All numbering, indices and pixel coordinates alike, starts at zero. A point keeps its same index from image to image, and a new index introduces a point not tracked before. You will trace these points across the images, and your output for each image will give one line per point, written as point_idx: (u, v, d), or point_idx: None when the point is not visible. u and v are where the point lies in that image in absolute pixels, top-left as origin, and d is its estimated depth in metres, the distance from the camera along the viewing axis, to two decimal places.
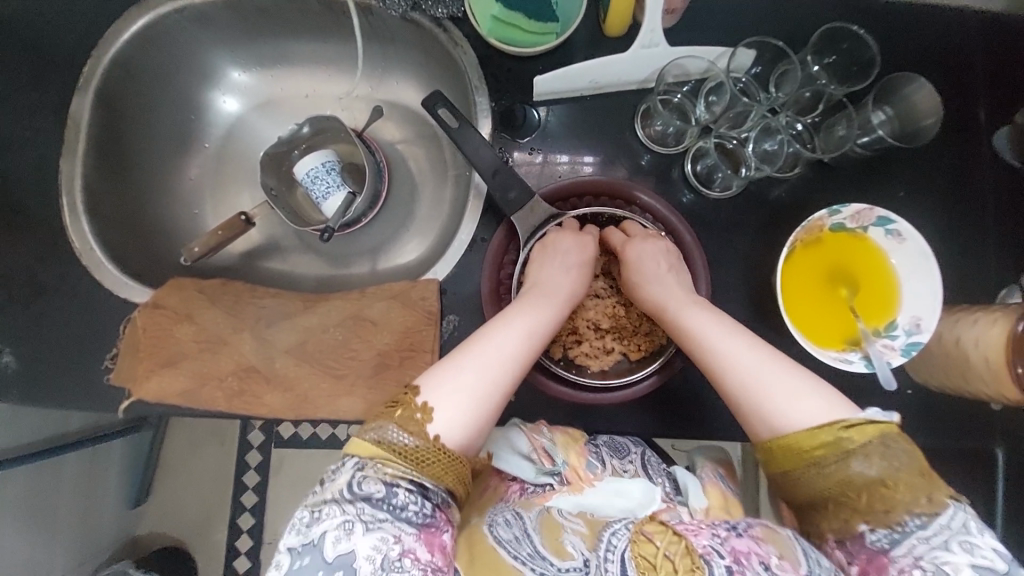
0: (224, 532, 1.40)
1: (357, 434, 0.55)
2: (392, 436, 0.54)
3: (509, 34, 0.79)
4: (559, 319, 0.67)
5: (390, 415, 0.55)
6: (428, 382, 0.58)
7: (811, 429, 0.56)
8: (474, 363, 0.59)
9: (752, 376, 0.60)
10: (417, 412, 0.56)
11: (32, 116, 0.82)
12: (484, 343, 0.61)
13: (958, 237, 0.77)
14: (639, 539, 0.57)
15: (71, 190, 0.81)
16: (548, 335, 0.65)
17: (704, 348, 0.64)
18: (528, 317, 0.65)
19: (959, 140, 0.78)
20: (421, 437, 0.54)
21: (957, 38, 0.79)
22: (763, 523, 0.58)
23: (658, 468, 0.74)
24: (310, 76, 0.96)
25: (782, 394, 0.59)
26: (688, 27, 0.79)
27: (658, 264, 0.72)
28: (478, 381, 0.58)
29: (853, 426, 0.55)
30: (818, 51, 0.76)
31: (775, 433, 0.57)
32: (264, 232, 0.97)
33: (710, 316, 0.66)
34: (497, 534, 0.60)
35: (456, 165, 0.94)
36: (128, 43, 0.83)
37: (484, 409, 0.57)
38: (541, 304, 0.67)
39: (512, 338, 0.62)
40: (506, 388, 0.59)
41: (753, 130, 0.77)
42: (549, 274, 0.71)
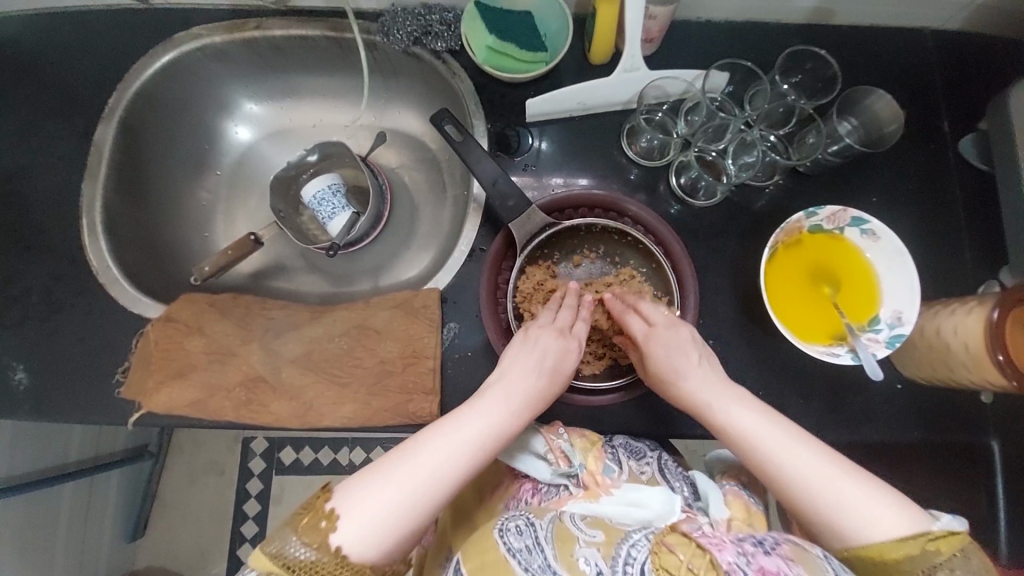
0: (223, 562, 1.37)
1: (258, 547, 0.55)
2: (291, 550, 0.55)
3: (502, 62, 0.86)
4: (511, 430, 0.63)
5: (294, 524, 0.56)
6: (345, 490, 0.58)
7: (893, 541, 0.55)
8: (396, 479, 0.58)
9: (807, 488, 0.59)
10: (323, 520, 0.56)
11: (60, 146, 0.88)
12: (418, 455, 0.59)
13: (933, 238, 0.82)
14: (660, 551, 0.56)
15: (91, 211, 0.85)
16: (493, 447, 0.62)
17: (751, 450, 0.62)
18: (470, 426, 0.62)
19: (925, 148, 0.84)
20: (322, 550, 0.55)
21: (913, 58, 0.86)
22: (792, 541, 0.57)
23: (676, 472, 0.75)
24: (317, 106, 1.03)
25: (825, 504, 0.58)
26: (666, 54, 0.86)
27: (688, 356, 0.68)
28: (404, 498, 0.57)
29: (938, 539, 0.55)
30: (785, 71, 0.83)
31: (847, 545, 0.57)
32: (273, 254, 1.01)
33: (741, 410, 0.64)
34: (508, 543, 0.60)
35: (455, 185, 1.00)
36: (151, 78, 0.90)
37: (400, 527, 0.57)
38: (488, 415, 0.63)
39: (444, 454, 0.60)
40: (429, 507, 0.58)
41: (731, 143, 0.83)
42: (513, 375, 0.66)
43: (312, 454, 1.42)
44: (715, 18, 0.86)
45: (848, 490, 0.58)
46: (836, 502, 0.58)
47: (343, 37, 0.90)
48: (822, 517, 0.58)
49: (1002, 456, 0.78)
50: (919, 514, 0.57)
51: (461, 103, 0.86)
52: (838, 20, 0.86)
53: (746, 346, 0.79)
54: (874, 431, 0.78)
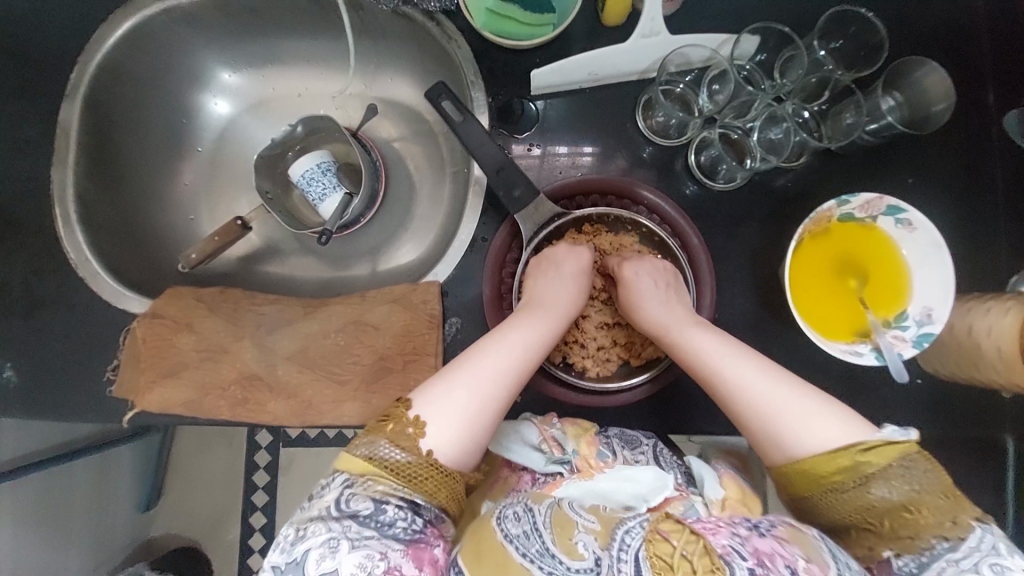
0: (236, 534, 1.40)
1: (348, 450, 0.56)
2: (383, 451, 0.56)
3: (502, 25, 0.76)
4: (559, 332, 0.67)
5: (382, 430, 0.57)
6: (420, 398, 0.59)
7: (830, 453, 0.55)
8: (464, 380, 0.59)
9: (758, 397, 0.59)
10: (410, 427, 0.56)
11: (22, 128, 0.80)
12: (479, 361, 0.61)
13: (968, 223, 0.76)
14: (654, 538, 0.53)
15: (64, 200, 0.79)
16: (546, 345, 0.65)
17: (705, 364, 0.63)
18: (523, 331, 0.65)
19: (970, 122, 0.76)
20: (413, 453, 0.56)
21: (967, 15, 0.76)
22: (786, 522, 0.56)
23: (671, 460, 0.71)
24: (302, 75, 0.94)
25: (761, 410, 0.58)
26: (688, 14, 0.76)
27: (655, 289, 0.70)
28: (474, 396, 0.59)
29: (870, 449, 0.54)
30: (824, 35, 0.74)
31: (791, 458, 0.57)
32: (262, 236, 0.96)
33: (694, 331, 0.66)
34: (505, 530, 0.56)
35: (454, 161, 0.92)
36: (113, 48, 0.81)
37: (477, 425, 0.58)
38: (537, 321, 0.66)
39: (505, 355, 0.62)
40: (499, 404, 0.59)
41: (758, 119, 0.75)
42: (555, 289, 0.71)
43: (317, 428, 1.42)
44: None
45: (796, 406, 0.58)
46: (774, 410, 0.58)
47: None
48: (760, 426, 0.58)
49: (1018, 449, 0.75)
50: (861, 426, 0.56)
51: (458, 74, 0.78)
52: None
53: (761, 341, 0.76)
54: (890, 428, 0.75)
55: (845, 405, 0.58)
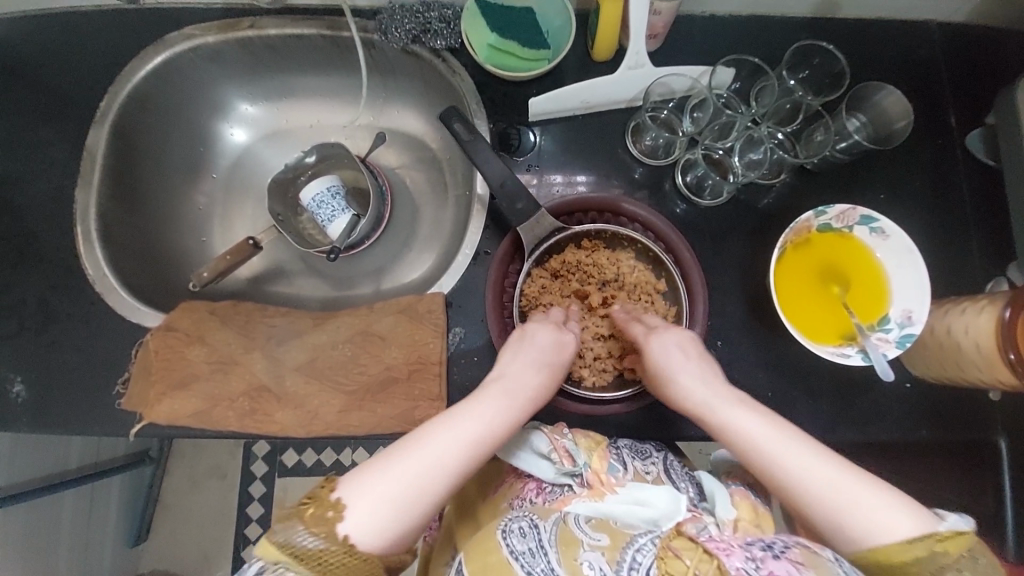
0: (227, 568, 1.36)
1: (265, 536, 0.52)
2: (298, 539, 0.52)
3: (503, 59, 0.84)
4: (514, 422, 0.63)
5: (301, 514, 0.53)
6: (350, 480, 0.55)
7: (902, 544, 0.52)
8: (401, 470, 0.56)
9: (814, 489, 0.56)
10: (330, 511, 0.53)
11: (53, 153, 0.86)
12: (423, 447, 0.57)
13: (941, 235, 0.81)
14: (666, 555, 0.57)
15: (85, 219, 0.84)
16: (498, 436, 0.60)
17: (753, 448, 0.59)
18: (474, 417, 0.60)
19: (935, 143, 0.83)
20: (329, 540, 0.52)
21: (922, 50, 0.85)
22: (801, 543, 0.56)
23: (681, 473, 0.73)
24: (315, 107, 1.01)
25: (823, 502, 0.55)
26: (671, 49, 0.84)
27: (686, 361, 0.68)
28: (410, 488, 0.55)
29: (947, 539, 0.52)
30: (792, 66, 0.82)
31: (855, 547, 0.54)
32: (271, 258, 0.99)
33: (737, 411, 0.62)
34: (511, 546, 0.58)
35: (456, 185, 0.98)
36: (142, 80, 0.88)
37: (407, 518, 0.55)
38: (493, 407, 0.62)
39: (450, 446, 0.58)
40: (436, 498, 0.56)
41: (738, 141, 0.81)
42: (513, 369, 0.67)
43: (314, 457, 1.39)
44: (719, 13, 0.84)
45: (858, 497, 0.55)
46: (832, 501, 0.55)
47: (340, 35, 0.87)
48: (820, 517, 0.56)
49: (1010, 453, 0.77)
50: (927, 514, 0.54)
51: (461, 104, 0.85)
52: (844, 14, 0.84)
53: (754, 348, 0.79)
54: (883, 431, 0.77)
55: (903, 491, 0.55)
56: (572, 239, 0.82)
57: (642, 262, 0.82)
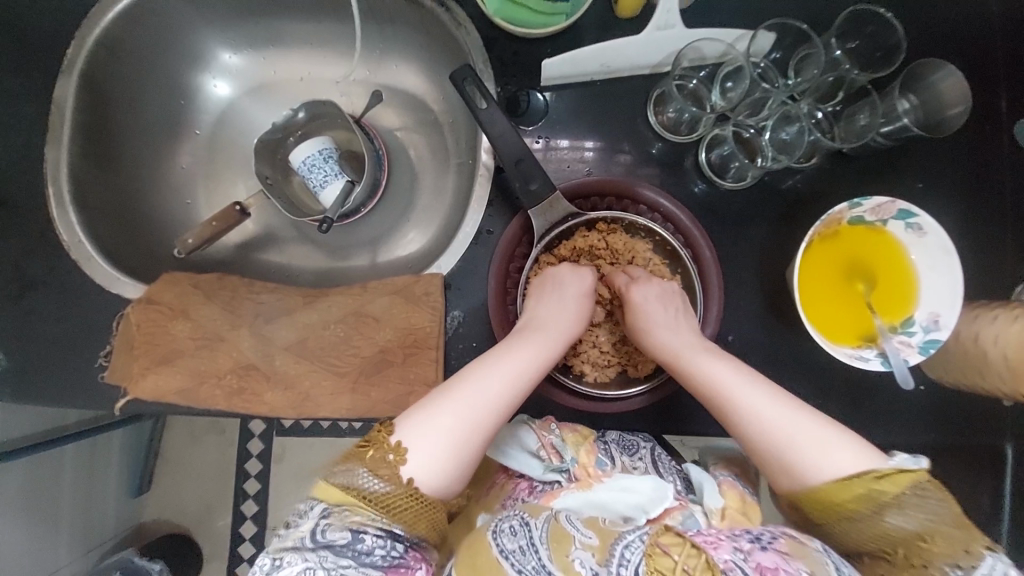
0: (226, 523, 1.38)
1: (325, 479, 0.54)
2: (362, 481, 0.53)
3: (516, 13, 0.74)
4: (551, 358, 0.66)
5: (361, 457, 0.55)
6: (404, 423, 0.57)
7: (843, 481, 0.54)
8: (452, 405, 0.58)
9: (768, 425, 0.59)
10: (390, 453, 0.55)
11: (16, 105, 0.78)
12: (468, 387, 0.60)
13: (976, 230, 0.75)
14: (654, 553, 0.53)
15: (57, 181, 0.77)
16: (536, 372, 0.64)
17: (714, 387, 0.63)
18: (513, 357, 0.63)
19: (985, 128, 0.75)
20: (393, 482, 0.54)
21: (987, 20, 0.75)
22: (788, 534, 0.56)
23: (669, 466, 0.71)
24: (305, 58, 0.92)
25: (772, 438, 0.58)
26: (704, 8, 0.75)
27: (660, 308, 0.70)
28: (461, 425, 0.57)
29: (885, 476, 0.53)
30: (841, 35, 0.73)
31: (801, 484, 0.56)
32: (260, 224, 0.94)
33: (703, 355, 0.65)
34: (501, 545, 0.56)
35: (459, 152, 0.91)
36: (112, 23, 0.79)
37: (463, 454, 0.57)
38: (534, 345, 0.65)
39: (498, 380, 0.61)
40: (486, 432, 0.58)
41: (771, 118, 0.74)
42: (544, 313, 0.69)
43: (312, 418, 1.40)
44: None
45: (808, 433, 0.57)
46: (783, 437, 0.58)
47: None
48: (769, 453, 0.58)
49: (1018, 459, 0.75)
50: (872, 453, 0.56)
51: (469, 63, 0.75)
52: None
53: (766, 344, 0.75)
54: (892, 433, 0.75)
55: (853, 430, 0.57)
56: (583, 224, 0.75)
57: (658, 255, 0.77)
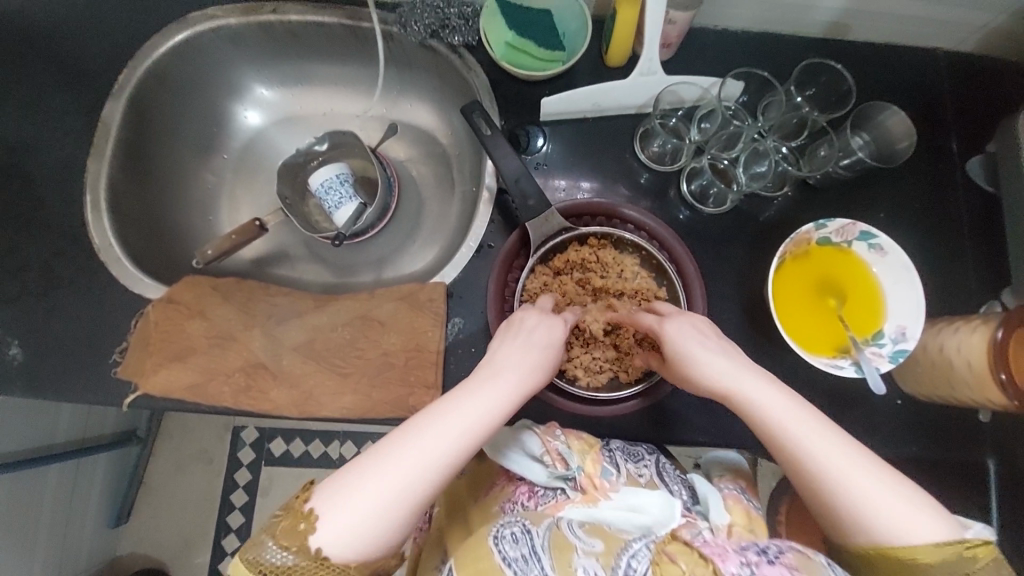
0: (205, 558, 1.34)
1: (236, 554, 0.53)
2: (268, 555, 0.52)
3: (520, 59, 0.86)
4: (494, 419, 0.59)
5: (270, 530, 0.53)
6: (328, 485, 0.54)
7: (924, 543, 0.52)
8: (376, 470, 0.54)
9: (847, 482, 0.55)
10: (302, 522, 0.53)
11: (69, 122, 0.87)
12: (397, 447, 0.55)
13: (937, 256, 0.82)
14: (661, 560, 0.53)
15: (95, 189, 0.84)
16: (475, 433, 0.58)
17: (790, 436, 0.57)
18: (451, 415, 0.58)
19: (937, 167, 0.84)
20: (301, 553, 0.52)
21: (929, 76, 0.87)
22: (795, 548, 0.56)
23: (674, 476, 0.72)
24: (329, 95, 1.03)
25: (852, 496, 0.54)
26: (683, 59, 0.86)
27: (712, 346, 0.65)
28: (385, 490, 0.53)
29: (975, 547, 0.52)
30: (800, 83, 0.84)
31: (875, 543, 0.54)
32: (276, 241, 1.00)
33: (776, 401, 0.59)
34: (504, 553, 0.57)
35: (463, 181, 0.99)
36: (163, 56, 0.89)
37: (383, 522, 0.53)
38: (474, 403, 0.59)
39: (427, 443, 0.56)
40: (412, 498, 0.54)
41: (743, 152, 0.83)
42: (494, 366, 0.63)
43: (302, 448, 1.38)
44: (732, 27, 0.87)
45: (888, 495, 0.54)
46: (863, 497, 0.54)
47: (360, 26, 0.89)
48: (845, 509, 0.55)
49: (996, 475, 0.78)
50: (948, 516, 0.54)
51: (478, 99, 0.86)
52: (853, 36, 0.87)
53: (750, 357, 0.79)
54: (874, 446, 0.78)
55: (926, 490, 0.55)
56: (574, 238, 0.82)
57: (645, 269, 0.83)
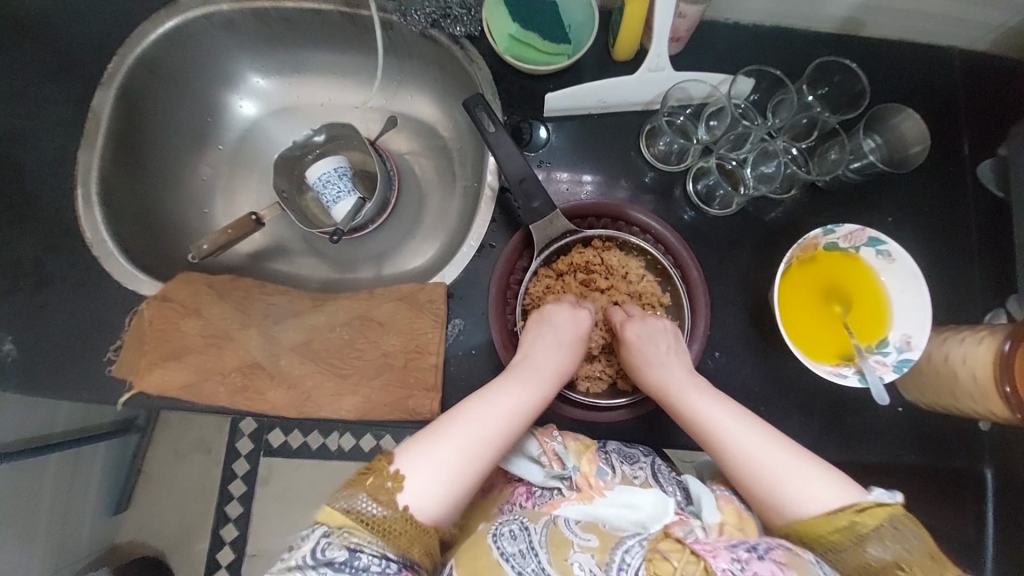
0: (203, 547, 1.34)
1: (328, 503, 0.54)
2: (361, 505, 0.54)
3: (525, 52, 0.83)
4: (550, 393, 0.67)
5: (361, 483, 0.55)
6: (405, 452, 0.58)
7: (828, 514, 0.56)
8: (454, 436, 0.59)
9: (754, 460, 0.61)
10: (389, 481, 0.55)
11: (57, 111, 0.84)
12: (469, 417, 0.61)
13: (944, 261, 0.81)
14: (655, 557, 0.55)
15: (87, 182, 0.82)
16: (536, 405, 0.65)
17: (703, 423, 0.65)
18: (514, 390, 0.64)
19: (948, 169, 0.83)
20: (390, 507, 0.54)
21: (943, 75, 0.84)
22: (783, 545, 0.56)
23: (669, 477, 0.70)
24: (327, 85, 1.00)
25: (758, 471, 0.60)
26: (693, 54, 0.84)
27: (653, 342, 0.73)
28: (463, 454, 0.58)
29: (865, 509, 0.55)
30: (812, 81, 0.82)
31: (789, 518, 0.58)
32: (272, 235, 0.98)
33: (691, 391, 0.67)
34: (502, 548, 0.57)
35: (465, 176, 0.97)
36: (154, 43, 0.86)
37: (462, 483, 0.57)
38: (533, 379, 0.67)
39: (498, 412, 0.62)
40: (486, 462, 0.59)
41: (752, 153, 0.82)
42: (541, 350, 0.71)
43: (301, 438, 1.38)
44: (743, 21, 0.84)
45: (792, 469, 0.59)
46: (769, 472, 0.60)
47: (358, 14, 0.86)
48: (756, 487, 0.60)
49: (994, 481, 0.78)
50: (852, 488, 0.58)
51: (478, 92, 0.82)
52: (868, 32, 0.84)
53: (752, 361, 0.79)
54: (873, 452, 0.78)
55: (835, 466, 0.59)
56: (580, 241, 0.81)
57: (649, 272, 0.82)
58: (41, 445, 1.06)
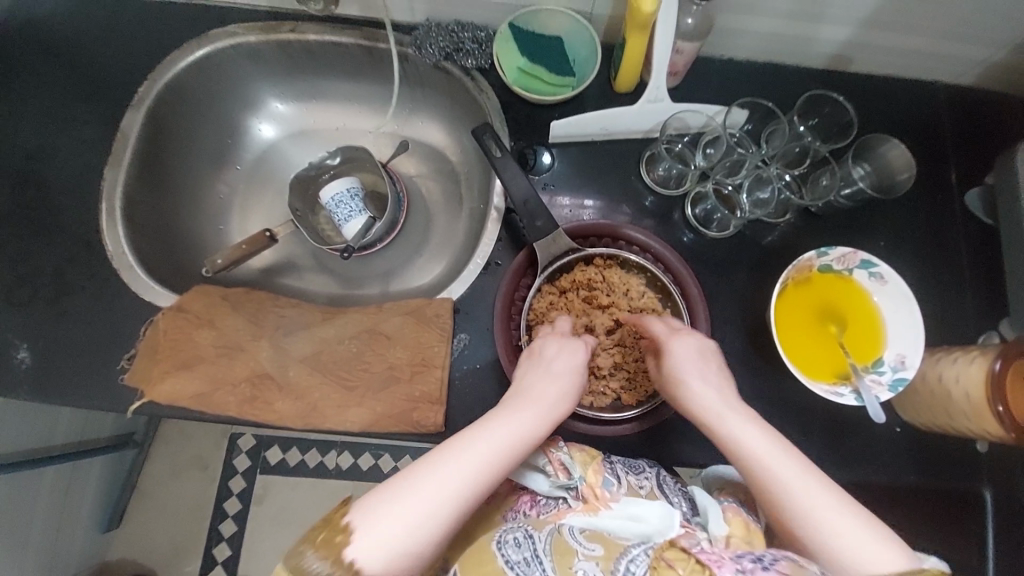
0: (195, 568, 1.32)
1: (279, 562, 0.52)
2: (308, 565, 0.51)
3: (532, 83, 0.89)
4: (534, 437, 0.61)
5: (311, 539, 0.52)
6: (366, 501, 0.54)
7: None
8: (418, 483, 0.54)
9: (813, 511, 0.56)
10: (340, 535, 0.51)
11: (88, 131, 0.89)
12: (440, 461, 0.56)
13: (936, 284, 0.84)
14: (659, 566, 0.56)
15: (111, 197, 0.86)
16: (516, 451, 0.59)
17: (761, 461, 0.59)
18: (492, 433, 0.59)
19: (936, 196, 0.86)
20: (337, 565, 0.50)
21: (928, 108, 0.89)
22: (789, 556, 0.54)
23: (675, 488, 0.71)
24: (343, 111, 1.05)
25: (819, 524, 0.55)
26: (690, 87, 0.89)
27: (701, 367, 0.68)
28: (428, 504, 0.53)
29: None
30: (802, 112, 0.86)
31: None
32: (283, 252, 1.01)
33: (747, 425, 0.62)
34: (506, 556, 0.58)
35: (473, 198, 1.01)
36: (182, 70, 0.91)
37: (421, 537, 0.52)
38: (514, 421, 0.61)
39: (472, 457, 0.57)
40: (452, 513, 0.54)
41: (746, 178, 0.86)
42: (530, 388, 0.66)
43: (299, 457, 1.38)
44: (738, 57, 0.89)
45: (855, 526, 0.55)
46: (829, 526, 0.55)
47: (376, 46, 0.91)
48: (813, 539, 0.55)
49: (994, 504, 0.78)
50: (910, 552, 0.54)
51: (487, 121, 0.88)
52: (856, 68, 0.89)
53: (751, 379, 0.80)
54: (872, 472, 0.78)
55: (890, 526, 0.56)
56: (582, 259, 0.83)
57: (650, 289, 0.84)
58: (42, 458, 1.07)
